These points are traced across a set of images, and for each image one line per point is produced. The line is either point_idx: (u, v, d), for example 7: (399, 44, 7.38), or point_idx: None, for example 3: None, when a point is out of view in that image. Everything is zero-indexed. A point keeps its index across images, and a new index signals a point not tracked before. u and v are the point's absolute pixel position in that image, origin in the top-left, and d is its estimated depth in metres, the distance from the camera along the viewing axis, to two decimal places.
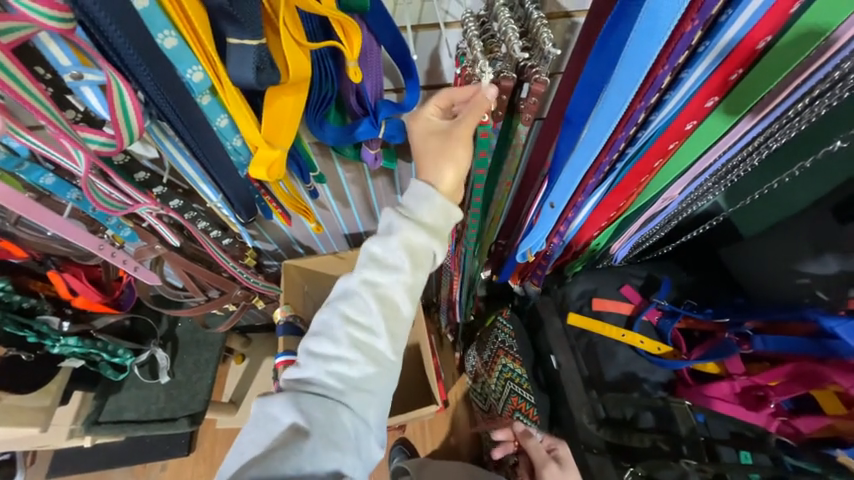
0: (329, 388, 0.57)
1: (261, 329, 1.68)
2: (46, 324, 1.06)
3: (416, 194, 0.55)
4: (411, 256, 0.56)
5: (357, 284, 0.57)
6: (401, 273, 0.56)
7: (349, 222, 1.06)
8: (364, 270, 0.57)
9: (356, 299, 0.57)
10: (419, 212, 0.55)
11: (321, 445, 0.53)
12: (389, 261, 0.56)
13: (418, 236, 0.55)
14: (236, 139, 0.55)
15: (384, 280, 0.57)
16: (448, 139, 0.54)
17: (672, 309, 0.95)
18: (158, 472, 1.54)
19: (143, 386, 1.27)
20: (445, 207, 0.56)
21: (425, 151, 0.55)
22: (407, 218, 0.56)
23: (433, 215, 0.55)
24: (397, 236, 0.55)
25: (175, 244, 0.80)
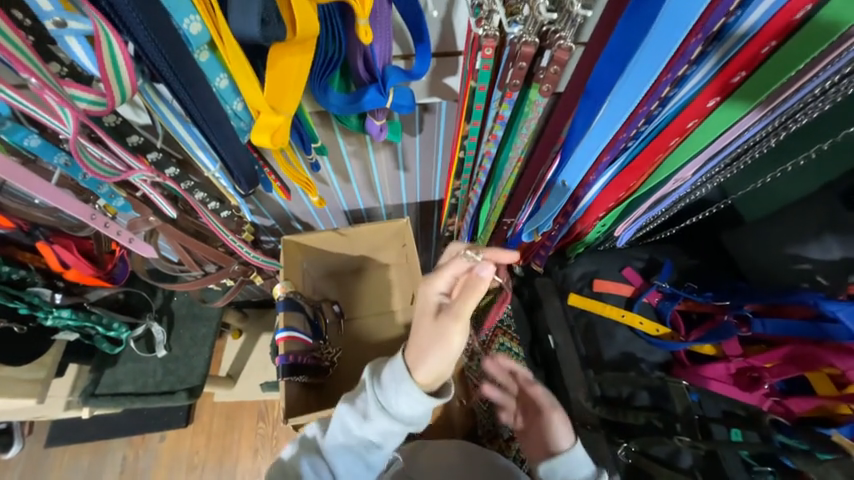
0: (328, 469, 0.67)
1: (256, 305, 1.67)
2: (38, 296, 1.03)
3: (395, 373, 0.62)
4: (386, 435, 0.65)
5: (393, 382, 0.63)
6: (373, 443, 0.66)
7: (349, 199, 1.03)
8: (344, 434, 0.67)
9: (385, 396, 0.63)
10: (401, 398, 0.62)
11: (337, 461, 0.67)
12: (368, 427, 0.65)
13: (406, 402, 0.62)
14: (237, 103, 0.52)
15: (400, 409, 0.63)
16: (442, 316, 0.62)
17: (672, 292, 0.96)
18: (156, 443, 1.56)
19: (140, 359, 1.25)
20: (419, 399, 0.62)
21: (422, 335, 0.63)
22: (383, 395, 0.64)
23: (414, 404, 0.62)
24: (374, 413, 0.64)
25: (171, 214, 0.77)
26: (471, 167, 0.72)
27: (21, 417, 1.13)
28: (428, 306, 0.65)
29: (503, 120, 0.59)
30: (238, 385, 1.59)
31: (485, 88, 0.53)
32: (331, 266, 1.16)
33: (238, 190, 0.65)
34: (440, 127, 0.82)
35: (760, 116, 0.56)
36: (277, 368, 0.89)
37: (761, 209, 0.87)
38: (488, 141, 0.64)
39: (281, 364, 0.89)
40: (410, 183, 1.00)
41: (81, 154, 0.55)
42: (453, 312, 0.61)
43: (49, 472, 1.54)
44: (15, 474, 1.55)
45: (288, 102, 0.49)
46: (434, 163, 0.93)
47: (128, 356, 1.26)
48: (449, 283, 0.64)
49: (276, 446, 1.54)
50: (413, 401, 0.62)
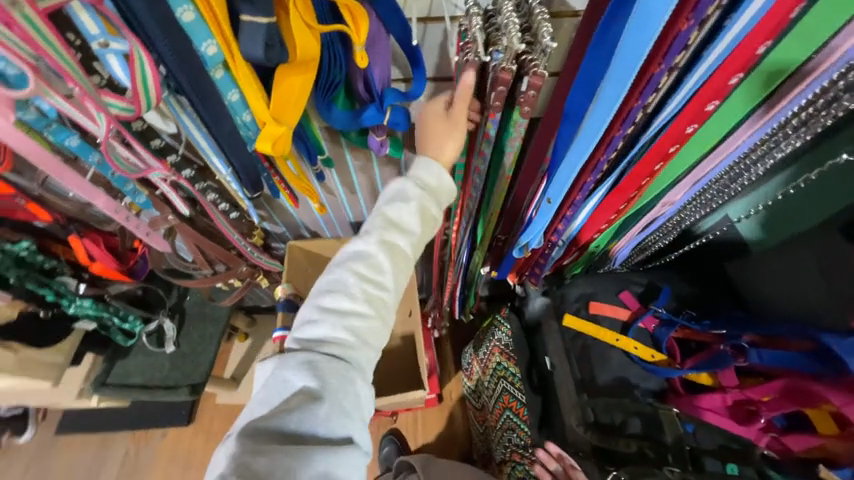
0: (368, 280, 0.66)
1: (265, 311, 1.74)
2: (64, 285, 1.10)
3: (425, 161, 0.64)
4: (423, 220, 0.67)
5: (420, 167, 0.65)
6: (412, 234, 0.67)
7: (354, 210, 1.09)
8: (382, 235, 0.66)
9: (419, 183, 0.65)
10: (432, 181, 0.65)
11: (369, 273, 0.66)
12: (405, 219, 0.66)
13: (438, 183, 0.65)
14: (245, 115, 0.59)
15: (432, 202, 0.66)
16: (451, 117, 0.60)
17: (669, 318, 0.95)
18: (158, 439, 1.68)
19: (150, 353, 1.33)
20: (446, 182, 0.66)
21: (434, 129, 0.62)
22: (420, 182, 0.65)
23: (443, 182, 0.66)
24: (413, 200, 0.65)
25: (184, 213, 0.83)
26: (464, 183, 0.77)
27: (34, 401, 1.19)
28: (431, 115, 0.62)
29: (490, 138, 0.63)
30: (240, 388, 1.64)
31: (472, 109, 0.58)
32: None
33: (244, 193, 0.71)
34: None
35: (751, 130, 0.58)
36: None
37: (770, 236, 0.81)
38: (477, 158, 0.69)
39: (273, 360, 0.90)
40: None
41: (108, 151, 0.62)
42: (457, 115, 0.60)
43: (56, 454, 1.66)
44: (28, 455, 1.67)
45: (290, 114, 0.55)
46: None
47: (139, 349, 1.33)
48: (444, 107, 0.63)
49: None
50: (442, 181, 0.66)
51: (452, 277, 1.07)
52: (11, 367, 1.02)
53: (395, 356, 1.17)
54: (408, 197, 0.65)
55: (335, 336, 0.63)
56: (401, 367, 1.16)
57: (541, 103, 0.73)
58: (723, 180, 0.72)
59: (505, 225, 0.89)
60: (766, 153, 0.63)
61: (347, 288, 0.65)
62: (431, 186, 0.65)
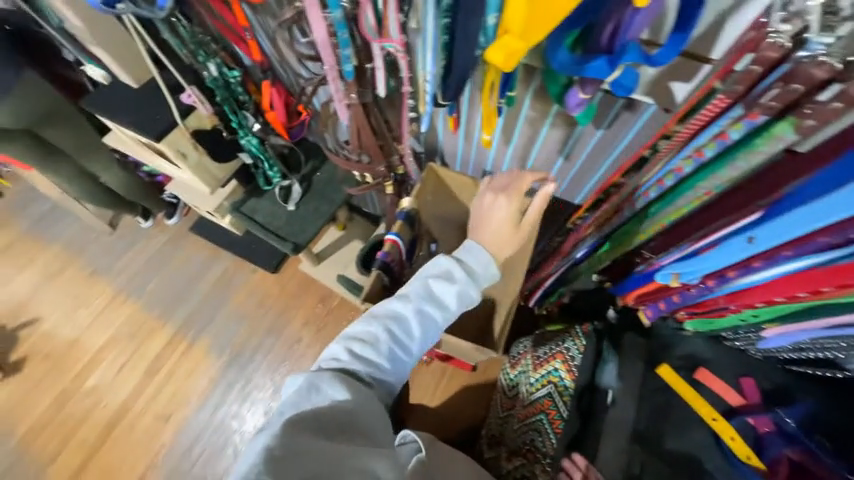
0: (402, 333, 0.80)
1: (364, 214, 1.95)
2: (244, 119, 1.26)
3: (472, 247, 0.84)
4: (460, 300, 0.81)
5: (467, 257, 0.82)
6: (446, 309, 0.81)
7: (496, 161, 1.11)
8: (423, 301, 0.80)
9: (463, 270, 0.81)
10: (474, 272, 0.82)
11: (403, 327, 0.80)
12: (446, 295, 0.80)
13: (480, 271, 0.82)
14: (491, 17, 0.51)
15: (470, 289, 0.81)
16: (520, 226, 0.87)
17: (792, 433, 0.78)
18: (249, 272, 2.04)
19: (275, 203, 1.55)
20: (485, 276, 0.83)
21: (502, 228, 0.87)
22: (467, 269, 0.82)
23: (487, 272, 0.83)
24: (457, 283, 0.80)
25: (380, 94, 0.79)
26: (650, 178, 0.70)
27: (190, 198, 1.56)
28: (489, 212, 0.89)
29: (725, 140, 0.55)
30: (320, 266, 1.89)
31: (732, 96, 0.50)
32: (452, 212, 1.20)
33: (437, 96, 0.68)
34: (631, 130, 0.81)
35: None
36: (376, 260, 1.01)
37: None
38: (689, 157, 0.62)
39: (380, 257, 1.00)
40: (562, 171, 1.03)
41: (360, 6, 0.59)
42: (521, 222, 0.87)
43: (183, 246, 2.10)
44: (166, 236, 2.13)
45: (542, 27, 0.47)
46: (601, 162, 0.94)
47: (269, 196, 1.56)
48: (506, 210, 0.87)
49: (322, 327, 1.91)
50: (483, 274, 0.82)
51: (553, 267, 1.13)
52: (192, 164, 1.27)
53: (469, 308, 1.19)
54: (451, 282, 0.80)
55: (364, 373, 0.76)
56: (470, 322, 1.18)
57: None
58: None
59: (660, 244, 0.80)
60: None
61: (383, 334, 0.78)
62: (474, 275, 0.82)
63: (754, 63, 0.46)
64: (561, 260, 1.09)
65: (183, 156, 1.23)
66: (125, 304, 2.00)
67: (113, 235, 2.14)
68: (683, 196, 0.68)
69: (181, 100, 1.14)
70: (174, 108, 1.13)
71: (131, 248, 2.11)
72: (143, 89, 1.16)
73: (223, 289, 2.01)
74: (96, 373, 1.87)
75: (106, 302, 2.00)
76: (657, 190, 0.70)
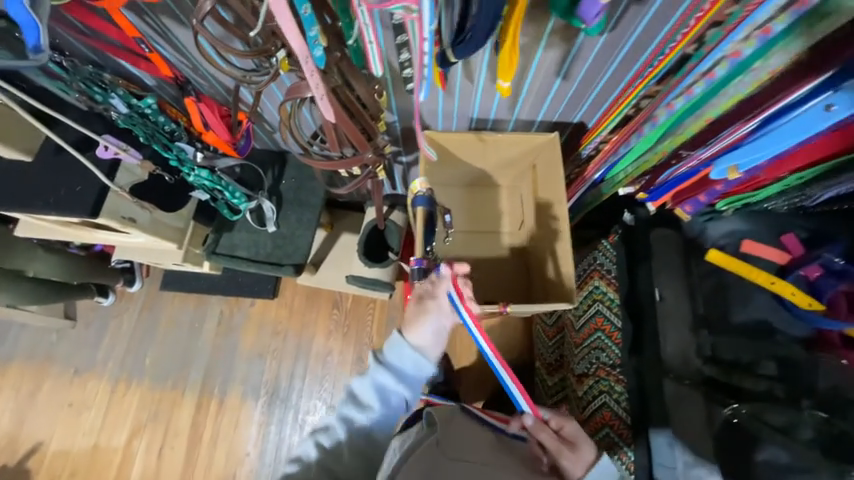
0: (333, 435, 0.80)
1: (342, 206, 1.81)
2: (182, 152, 1.03)
3: (394, 338, 0.80)
4: (379, 398, 0.80)
5: (391, 340, 0.80)
6: (371, 409, 0.80)
7: (484, 105, 1.00)
8: (348, 404, 0.81)
9: (395, 348, 0.79)
10: (408, 338, 0.79)
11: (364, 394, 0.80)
12: (366, 395, 0.80)
13: (403, 355, 0.79)
14: None
15: (393, 370, 0.79)
16: (423, 302, 0.80)
17: (840, 270, 0.87)
18: (247, 306, 1.89)
19: (252, 231, 1.37)
20: (411, 356, 0.79)
21: (410, 316, 0.81)
22: (385, 363, 0.80)
23: (407, 362, 0.79)
24: (373, 375, 0.80)
25: (376, 73, 0.72)
26: (704, 71, 0.70)
27: (147, 258, 1.33)
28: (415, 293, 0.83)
29: (801, 8, 0.56)
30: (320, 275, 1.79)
31: None
32: (456, 175, 1.13)
33: (447, 56, 0.66)
34: (636, 30, 0.72)
35: None
36: (412, 271, 0.88)
37: None
38: (750, 38, 0.63)
39: (417, 267, 0.87)
40: (559, 95, 0.94)
41: None
42: (433, 296, 0.79)
43: (163, 307, 1.89)
44: (139, 304, 1.90)
45: None
46: (600, 74, 0.85)
47: (243, 225, 1.37)
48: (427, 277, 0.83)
49: (347, 332, 1.84)
50: (405, 353, 0.79)
51: (573, 194, 1.11)
52: (147, 225, 1.04)
53: (503, 265, 1.15)
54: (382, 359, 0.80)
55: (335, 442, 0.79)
56: (510, 277, 1.15)
57: None
58: None
59: (701, 137, 0.82)
60: None
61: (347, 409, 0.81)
62: (408, 340, 0.79)
63: None
64: (578, 187, 1.09)
65: (132, 221, 1.00)
66: (129, 391, 1.81)
67: (77, 327, 1.87)
68: (737, 81, 0.69)
69: (98, 156, 0.92)
70: (96, 170, 0.90)
71: (105, 332, 1.87)
72: (42, 160, 0.93)
73: (228, 334, 1.86)
74: (137, 466, 1.74)
75: (107, 397, 1.80)
76: (708, 82, 0.71)
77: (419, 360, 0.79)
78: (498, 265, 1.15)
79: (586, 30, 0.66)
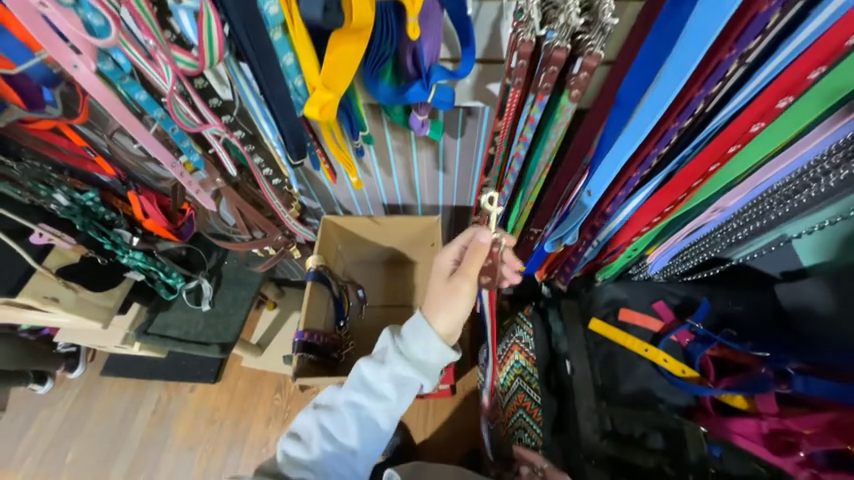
0: (341, 424, 0.69)
1: (294, 285, 1.86)
2: (119, 236, 1.18)
3: (414, 323, 0.66)
4: (398, 386, 0.68)
5: (414, 326, 0.66)
6: (385, 398, 0.68)
7: (389, 192, 1.13)
8: (358, 390, 0.69)
9: (417, 337, 0.65)
10: (435, 321, 0.65)
11: (377, 381, 0.68)
12: (379, 387, 0.68)
13: (427, 346, 0.65)
14: (297, 79, 0.56)
15: (412, 367, 0.66)
16: (455, 277, 0.64)
17: (705, 334, 0.89)
18: (187, 392, 1.78)
19: (187, 310, 1.41)
20: (436, 346, 0.65)
21: (435, 291, 0.66)
22: (403, 349, 0.67)
23: (429, 352, 0.66)
24: (392, 364, 0.67)
25: (231, 173, 0.81)
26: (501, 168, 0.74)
27: (87, 340, 1.37)
28: (441, 268, 0.68)
29: (533, 122, 0.61)
30: (265, 354, 1.75)
31: (518, 88, 0.56)
32: (366, 253, 1.23)
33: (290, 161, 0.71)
34: (482, 132, 0.89)
35: (814, 139, 0.54)
36: (294, 343, 0.97)
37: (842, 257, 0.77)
38: (520, 141, 0.66)
39: (297, 339, 0.96)
40: (447, 183, 1.09)
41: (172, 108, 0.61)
42: (463, 272, 0.63)
43: (99, 397, 1.80)
44: (75, 391, 1.82)
45: (340, 82, 0.53)
46: (473, 165, 1.01)
47: (179, 304, 1.41)
48: (458, 252, 0.68)
49: (287, 419, 1.71)
50: (429, 342, 0.65)
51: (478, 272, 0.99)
52: (71, 305, 1.10)
53: None
54: (400, 342, 0.67)
55: (340, 433, 0.70)
56: None
57: (590, 94, 0.68)
58: (784, 189, 0.63)
59: (538, 220, 0.85)
60: (843, 164, 0.56)
61: (353, 400, 0.69)
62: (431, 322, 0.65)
63: (517, 76, 0.54)
64: None
65: (54, 301, 1.06)
66: None
67: (7, 418, 1.78)
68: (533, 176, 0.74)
69: (31, 242, 1.06)
70: (25, 254, 1.03)
71: (33, 424, 1.77)
72: None
73: (161, 423, 1.74)
74: None
75: None
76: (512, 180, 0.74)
77: (439, 350, 0.66)
78: None
79: (428, 134, 0.81)
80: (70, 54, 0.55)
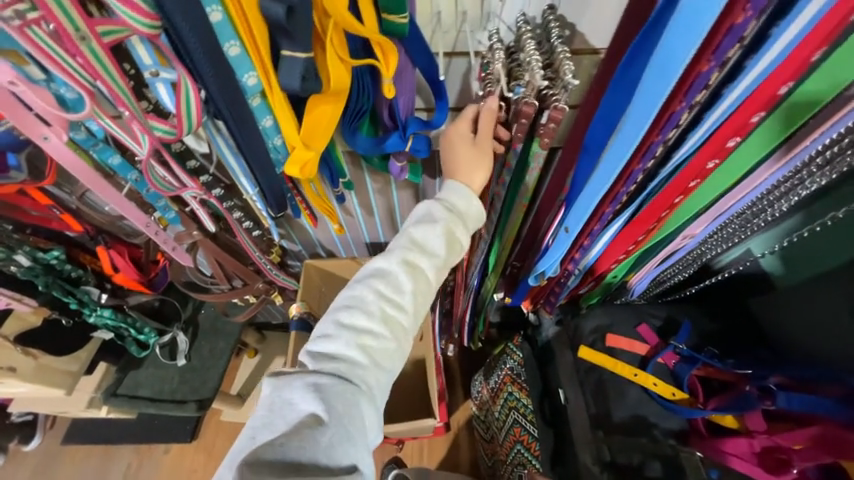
0: (391, 291, 0.65)
1: (276, 328, 1.78)
2: (86, 294, 1.10)
3: (453, 186, 0.65)
4: (442, 252, 0.65)
5: (457, 186, 0.65)
6: (431, 262, 0.65)
7: (371, 232, 1.13)
8: (403, 257, 0.65)
9: (461, 194, 0.65)
10: (476, 178, 0.64)
11: (422, 247, 0.65)
12: (426, 250, 0.65)
13: (469, 206, 0.66)
14: (277, 138, 0.59)
15: (456, 233, 0.65)
16: (477, 143, 0.62)
17: (689, 355, 0.91)
18: (160, 452, 1.61)
19: (161, 366, 1.32)
20: (475, 207, 0.66)
21: (460, 154, 0.63)
22: (451, 212, 0.65)
23: (470, 209, 0.66)
24: (441, 221, 0.64)
25: (210, 228, 0.80)
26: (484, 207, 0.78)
27: (48, 407, 1.25)
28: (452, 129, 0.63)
29: (510, 166, 0.66)
30: (246, 405, 1.63)
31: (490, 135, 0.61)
32: None
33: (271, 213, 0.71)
34: None
35: (765, 173, 0.59)
36: None
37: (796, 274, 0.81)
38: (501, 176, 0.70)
39: None
40: None
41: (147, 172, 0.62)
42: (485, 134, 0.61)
43: (59, 468, 1.60)
44: (31, 466, 1.61)
45: (318, 139, 0.55)
46: None
47: (152, 361, 1.33)
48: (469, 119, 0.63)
49: None
50: (468, 202, 0.66)
51: (461, 302, 1.09)
52: (29, 374, 1.03)
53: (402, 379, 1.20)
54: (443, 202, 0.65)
55: (383, 315, 0.64)
56: (407, 385, 1.20)
57: (562, 134, 0.76)
58: (745, 214, 0.67)
59: (520, 252, 0.91)
60: (792, 190, 0.59)
61: (396, 275, 0.65)
62: (474, 180, 0.64)
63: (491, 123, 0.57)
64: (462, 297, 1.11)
65: (10, 370, 1.01)
66: None
67: None
68: (511, 216, 0.78)
69: None
70: None
71: None
72: None
73: None
74: None
75: None
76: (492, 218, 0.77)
77: (475, 210, 0.66)
78: (401, 379, 1.21)
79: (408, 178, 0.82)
80: (39, 125, 0.54)
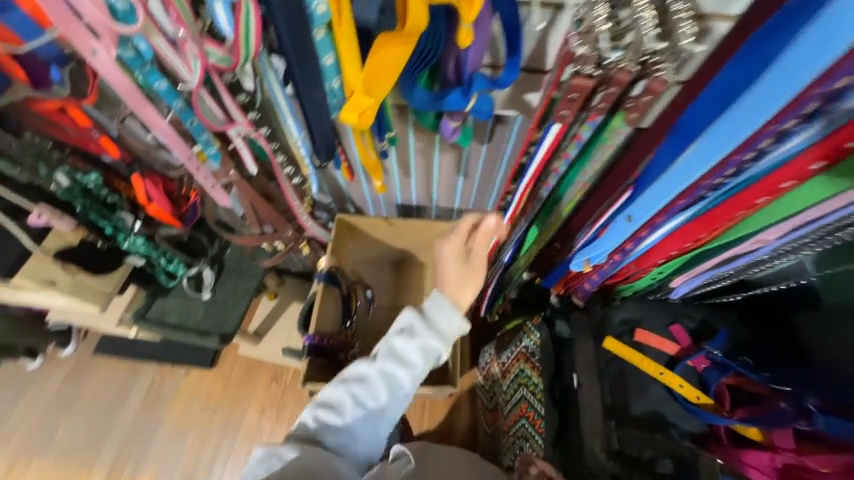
0: (365, 397, 0.72)
1: (294, 275, 1.80)
2: (121, 221, 1.12)
3: (439, 298, 0.75)
4: (422, 357, 0.73)
5: (441, 296, 0.76)
6: (411, 368, 0.73)
7: (404, 193, 1.09)
8: (386, 360, 0.73)
9: (443, 307, 0.74)
10: (457, 298, 0.75)
11: (404, 349, 0.73)
12: (407, 354, 0.73)
13: (448, 325, 0.74)
14: (335, 81, 0.54)
15: (436, 341, 0.73)
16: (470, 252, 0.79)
17: (723, 362, 0.87)
18: (181, 376, 1.71)
19: (187, 297, 1.36)
20: (455, 326, 0.74)
21: (452, 270, 0.79)
22: (430, 322, 0.75)
23: (451, 325, 0.74)
24: (418, 337, 0.73)
25: (250, 170, 0.77)
26: (537, 183, 0.78)
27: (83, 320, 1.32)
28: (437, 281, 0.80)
29: (580, 140, 0.64)
30: (262, 344, 1.69)
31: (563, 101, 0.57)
32: (374, 253, 1.19)
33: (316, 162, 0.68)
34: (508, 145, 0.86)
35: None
36: (304, 347, 0.94)
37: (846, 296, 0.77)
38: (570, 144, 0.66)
39: (308, 343, 0.94)
40: (466, 189, 1.04)
41: (197, 101, 0.59)
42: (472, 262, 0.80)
43: (90, 376, 1.71)
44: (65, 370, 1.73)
45: (381, 87, 0.50)
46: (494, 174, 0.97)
47: (177, 291, 1.37)
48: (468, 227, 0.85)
49: (282, 409, 1.65)
50: (449, 317, 0.74)
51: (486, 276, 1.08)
52: (68, 288, 1.08)
53: None
54: (427, 310, 0.75)
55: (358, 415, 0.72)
56: None
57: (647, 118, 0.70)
58: (829, 229, 0.61)
59: (564, 234, 0.88)
60: None
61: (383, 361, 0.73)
62: (455, 298, 0.76)
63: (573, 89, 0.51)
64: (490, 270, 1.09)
65: (51, 283, 1.06)
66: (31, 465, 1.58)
67: None
68: (568, 193, 0.79)
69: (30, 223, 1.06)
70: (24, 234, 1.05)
71: (21, 400, 1.67)
72: None
73: (154, 406, 1.67)
74: None
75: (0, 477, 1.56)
76: (546, 191, 0.78)
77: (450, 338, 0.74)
78: None
79: (456, 140, 0.76)
80: (89, 38, 0.53)
